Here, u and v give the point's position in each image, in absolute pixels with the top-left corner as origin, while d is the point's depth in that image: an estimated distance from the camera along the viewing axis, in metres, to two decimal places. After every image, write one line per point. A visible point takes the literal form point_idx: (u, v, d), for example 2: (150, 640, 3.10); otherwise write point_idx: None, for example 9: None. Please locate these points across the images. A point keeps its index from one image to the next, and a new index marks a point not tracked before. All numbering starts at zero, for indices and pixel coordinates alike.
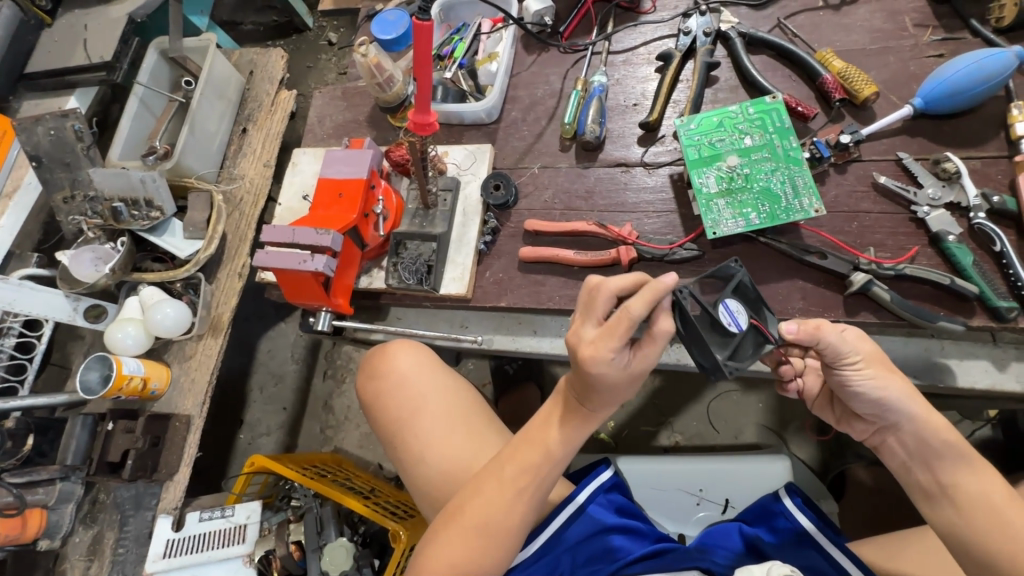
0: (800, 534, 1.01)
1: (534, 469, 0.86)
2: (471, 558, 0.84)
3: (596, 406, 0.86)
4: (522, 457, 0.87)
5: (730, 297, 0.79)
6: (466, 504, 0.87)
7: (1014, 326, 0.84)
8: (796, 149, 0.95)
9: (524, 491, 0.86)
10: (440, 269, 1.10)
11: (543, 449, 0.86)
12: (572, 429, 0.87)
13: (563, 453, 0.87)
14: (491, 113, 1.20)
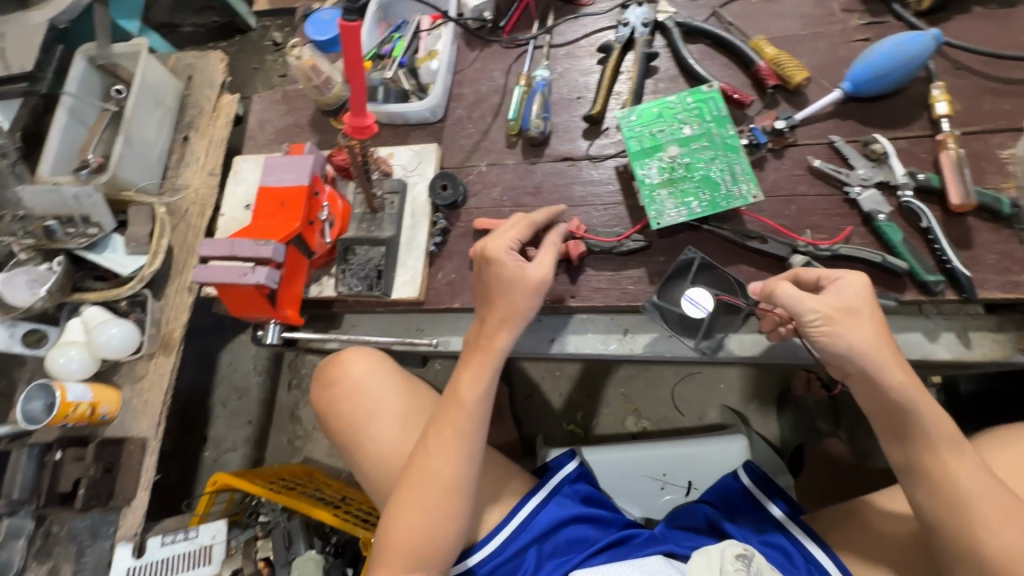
0: (757, 508, 1.04)
1: (464, 423, 0.91)
2: (427, 534, 0.87)
3: (500, 345, 0.92)
4: (449, 417, 0.92)
5: (690, 290, 0.91)
6: (412, 482, 0.89)
7: (942, 298, 0.88)
8: (733, 136, 0.96)
9: (460, 447, 0.89)
10: (390, 273, 1.08)
11: (460, 400, 0.92)
12: (483, 374, 0.92)
13: (483, 400, 0.92)
14: (435, 112, 1.18)
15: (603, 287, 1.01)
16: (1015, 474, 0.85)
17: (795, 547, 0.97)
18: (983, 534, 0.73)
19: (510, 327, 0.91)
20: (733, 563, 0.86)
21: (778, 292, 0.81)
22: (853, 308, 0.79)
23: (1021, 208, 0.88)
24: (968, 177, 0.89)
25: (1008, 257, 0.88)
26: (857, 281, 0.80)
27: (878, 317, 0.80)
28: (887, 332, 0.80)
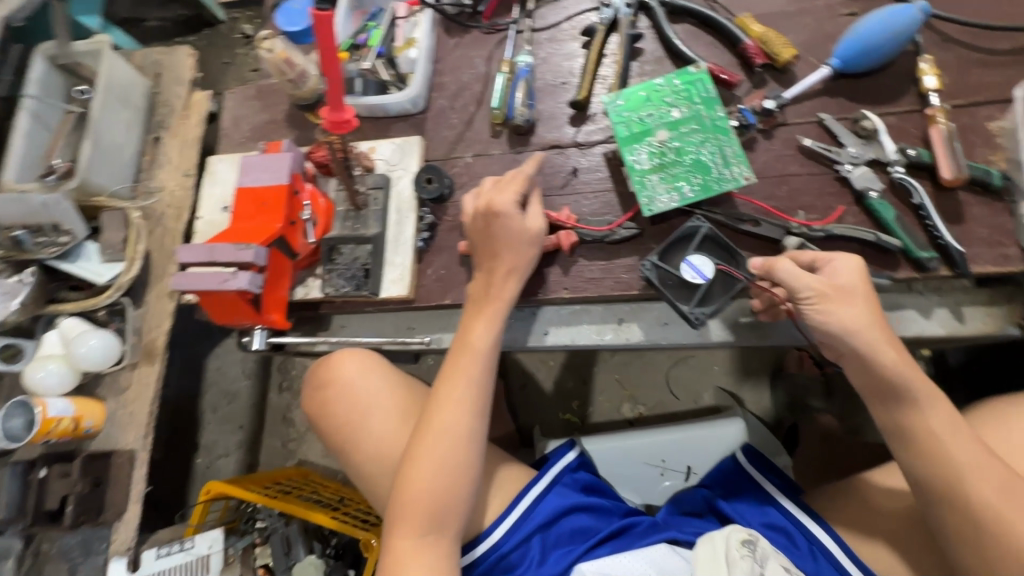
0: (756, 489, 1.04)
1: (471, 373, 0.90)
2: (439, 487, 0.85)
3: (505, 291, 0.92)
4: (456, 367, 0.91)
5: (692, 253, 0.91)
6: (423, 438, 0.87)
7: (936, 275, 0.88)
8: (723, 118, 0.94)
9: (469, 395, 0.89)
10: (378, 272, 1.05)
11: (469, 348, 0.91)
12: (489, 322, 0.91)
13: (491, 348, 0.91)
14: (417, 102, 1.15)
15: (596, 276, 0.99)
16: (1003, 446, 0.86)
17: (799, 530, 0.96)
18: (978, 502, 0.74)
19: (516, 276, 0.92)
20: (739, 550, 0.86)
21: (776, 271, 0.80)
22: (847, 288, 0.79)
23: (1011, 180, 0.88)
24: (958, 151, 0.88)
25: (999, 230, 0.88)
26: (853, 262, 0.80)
27: (871, 299, 0.79)
28: (878, 313, 0.79)
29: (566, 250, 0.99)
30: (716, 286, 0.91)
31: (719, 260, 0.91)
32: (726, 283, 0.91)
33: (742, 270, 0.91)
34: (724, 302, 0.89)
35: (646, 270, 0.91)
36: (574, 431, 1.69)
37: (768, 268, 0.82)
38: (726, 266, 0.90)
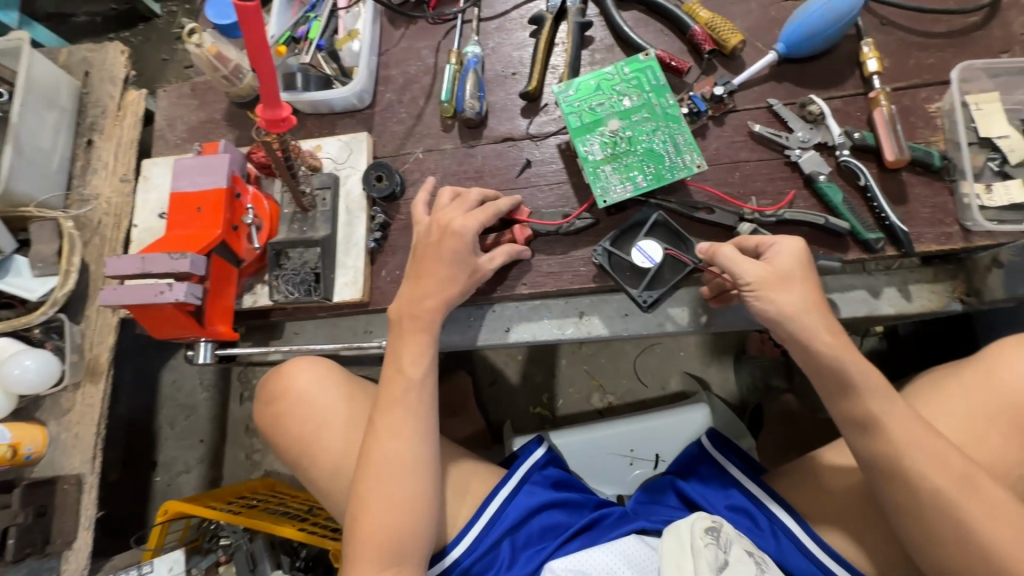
0: (718, 471, 1.05)
1: (406, 400, 0.88)
2: (392, 518, 0.83)
3: (431, 313, 0.89)
4: (392, 392, 0.88)
5: (642, 238, 0.91)
6: (369, 470, 0.85)
7: (883, 255, 0.90)
8: (673, 106, 0.93)
9: (410, 418, 0.87)
10: (329, 276, 1.01)
11: (401, 375, 0.88)
12: (421, 345, 0.89)
13: (423, 372, 0.89)
14: (363, 97, 1.10)
15: (555, 270, 0.98)
16: (946, 421, 0.85)
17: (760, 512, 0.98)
18: (925, 484, 0.75)
19: (441, 294, 0.89)
20: (703, 538, 0.88)
21: (719, 253, 0.82)
22: (789, 274, 0.79)
23: (949, 160, 0.90)
24: (900, 133, 0.90)
25: (940, 209, 0.90)
26: (797, 245, 0.81)
27: (812, 281, 0.81)
28: (822, 299, 0.80)
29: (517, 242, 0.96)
30: (665, 270, 0.91)
31: (667, 245, 0.91)
32: (675, 267, 0.91)
33: (691, 254, 0.91)
34: (672, 285, 0.89)
35: (597, 255, 0.91)
36: (546, 424, 1.69)
37: (712, 254, 0.83)
38: (675, 251, 0.90)
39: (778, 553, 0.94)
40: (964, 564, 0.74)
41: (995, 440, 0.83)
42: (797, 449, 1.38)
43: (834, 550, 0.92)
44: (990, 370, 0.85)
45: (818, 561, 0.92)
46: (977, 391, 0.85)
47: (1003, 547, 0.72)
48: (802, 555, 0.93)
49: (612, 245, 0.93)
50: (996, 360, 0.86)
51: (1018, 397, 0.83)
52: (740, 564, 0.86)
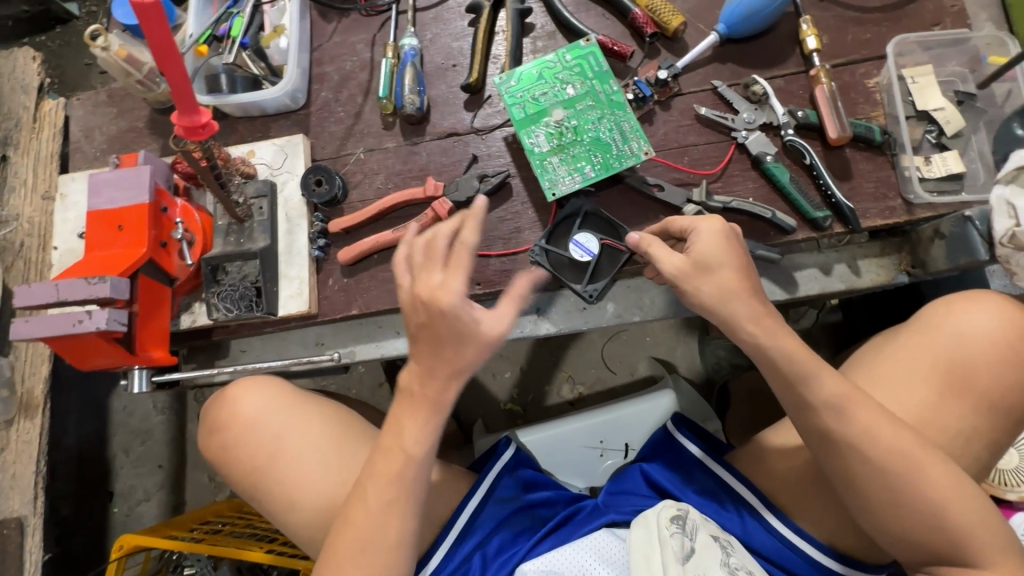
0: (680, 453, 1.05)
1: (397, 481, 0.77)
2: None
3: (442, 397, 0.76)
4: (380, 465, 0.78)
5: (576, 231, 0.90)
6: (339, 533, 0.77)
7: (831, 233, 0.90)
8: (617, 92, 0.91)
9: (397, 496, 0.77)
10: (271, 289, 0.95)
11: (400, 452, 0.77)
12: (419, 421, 0.77)
13: (420, 453, 0.77)
14: (296, 97, 1.04)
15: (509, 268, 0.95)
16: (882, 386, 0.85)
17: (728, 495, 0.98)
18: (865, 459, 0.75)
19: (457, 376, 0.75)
20: (669, 527, 0.89)
21: (651, 248, 0.82)
22: (706, 264, 0.79)
23: (891, 134, 0.91)
24: (841, 110, 0.90)
25: (884, 183, 0.91)
26: (715, 227, 0.80)
27: (739, 262, 0.80)
28: (749, 281, 0.79)
29: (444, 219, 0.95)
30: (604, 261, 0.91)
31: (602, 235, 0.91)
32: (613, 257, 0.91)
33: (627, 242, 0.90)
34: (612, 275, 0.89)
35: (535, 255, 0.90)
36: (517, 420, 1.68)
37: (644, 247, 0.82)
38: (610, 240, 0.90)
39: (743, 532, 0.95)
40: (913, 534, 0.75)
41: (936, 401, 0.83)
42: (762, 425, 1.40)
43: (796, 525, 0.93)
44: (927, 333, 0.85)
45: (783, 536, 0.93)
46: (914, 355, 0.85)
47: (938, 508, 0.74)
48: (767, 531, 0.94)
49: (549, 242, 0.92)
50: (932, 321, 0.86)
51: (958, 358, 0.83)
52: (706, 550, 0.87)
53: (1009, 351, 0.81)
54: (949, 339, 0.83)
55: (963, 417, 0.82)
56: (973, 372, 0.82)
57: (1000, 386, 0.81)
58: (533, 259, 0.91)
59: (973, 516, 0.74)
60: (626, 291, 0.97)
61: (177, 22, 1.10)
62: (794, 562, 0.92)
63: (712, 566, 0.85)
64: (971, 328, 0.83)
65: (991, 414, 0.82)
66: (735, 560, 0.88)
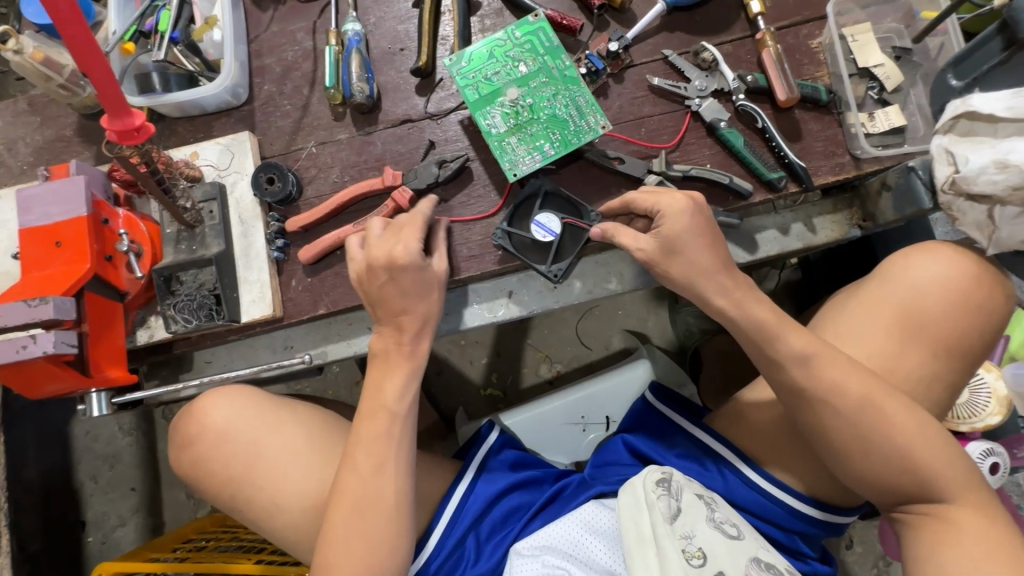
0: (650, 415, 1.10)
1: (380, 443, 0.80)
2: (357, 550, 0.76)
3: (419, 351, 0.84)
4: (364, 432, 0.81)
5: (537, 212, 0.89)
6: (334, 513, 0.78)
7: (787, 193, 0.92)
8: (570, 67, 0.90)
9: (392, 459, 0.79)
10: (231, 296, 0.91)
11: (383, 410, 0.81)
12: (398, 376, 0.82)
13: (399, 409, 0.82)
14: (238, 93, 1.00)
15: (476, 253, 0.94)
16: (849, 343, 0.89)
17: (708, 454, 1.01)
18: (833, 410, 0.79)
19: (427, 326, 0.84)
20: (655, 491, 0.91)
21: (616, 235, 0.85)
22: (674, 243, 0.82)
23: (836, 93, 0.93)
24: (788, 72, 0.91)
25: (832, 141, 0.93)
26: (679, 203, 0.81)
27: (705, 235, 0.83)
28: (719, 258, 0.83)
29: (405, 209, 0.93)
30: (567, 240, 0.91)
31: (563, 215, 0.90)
32: (575, 235, 0.91)
33: (588, 218, 0.90)
34: (575, 253, 0.89)
35: (498, 239, 0.90)
36: (499, 404, 1.69)
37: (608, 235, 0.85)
38: (572, 219, 0.90)
39: (726, 488, 0.98)
40: (887, 477, 0.79)
41: (901, 352, 0.87)
42: (734, 385, 1.45)
43: (773, 476, 0.96)
44: (891, 286, 0.89)
45: (761, 488, 0.97)
46: (878, 309, 0.89)
47: (910, 448, 0.78)
48: (746, 486, 0.98)
49: (510, 224, 0.91)
50: (895, 275, 0.89)
51: (918, 308, 0.87)
52: (693, 508, 0.91)
53: (960, 296, 0.86)
54: (907, 292, 0.87)
55: (925, 365, 0.87)
56: (933, 321, 0.86)
57: (957, 332, 0.86)
58: (496, 242, 0.91)
59: (941, 456, 0.78)
60: (595, 267, 0.97)
61: (97, 19, 1.03)
62: (774, 512, 0.96)
63: (699, 523, 0.89)
64: (929, 279, 0.87)
65: (951, 358, 0.87)
66: (720, 515, 0.92)
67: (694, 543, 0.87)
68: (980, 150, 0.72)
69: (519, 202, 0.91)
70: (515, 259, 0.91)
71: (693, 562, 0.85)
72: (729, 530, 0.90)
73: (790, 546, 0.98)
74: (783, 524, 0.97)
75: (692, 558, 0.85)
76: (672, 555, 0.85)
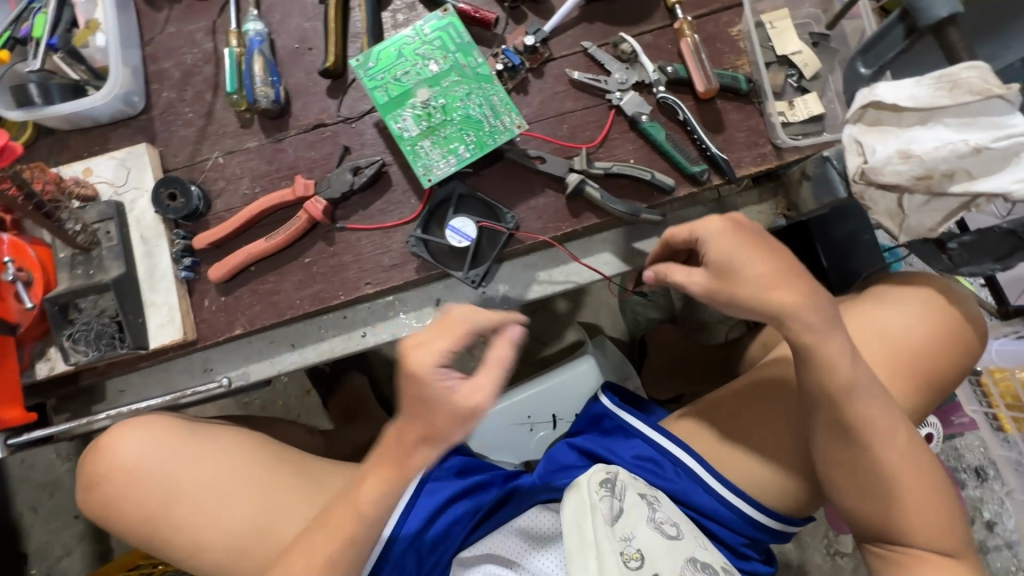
0: (624, 429, 1.03)
1: (347, 537, 0.73)
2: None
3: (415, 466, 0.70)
4: (336, 520, 0.74)
5: (451, 217, 0.88)
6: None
7: (710, 186, 0.91)
8: (483, 64, 0.87)
9: (354, 551, 0.74)
10: (136, 322, 0.86)
11: (356, 509, 0.73)
12: (377, 487, 0.72)
13: (383, 514, 0.74)
14: (132, 101, 0.93)
15: (397, 262, 0.90)
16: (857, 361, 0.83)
17: (667, 459, 0.98)
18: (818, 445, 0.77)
19: (439, 446, 0.68)
20: (598, 492, 0.92)
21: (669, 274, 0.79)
22: (727, 266, 0.75)
23: (756, 82, 0.92)
24: (705, 62, 0.90)
25: (754, 131, 0.92)
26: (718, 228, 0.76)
27: (752, 245, 0.75)
28: (777, 268, 0.74)
29: (319, 220, 0.89)
30: (484, 244, 0.91)
31: (478, 218, 0.90)
32: (493, 238, 0.90)
33: (504, 222, 0.90)
34: (492, 258, 0.89)
35: (413, 247, 0.89)
36: None
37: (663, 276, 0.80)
38: (487, 223, 0.89)
39: (681, 490, 0.96)
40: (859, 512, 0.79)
41: (901, 382, 0.82)
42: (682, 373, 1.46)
43: (731, 483, 0.94)
44: (867, 310, 0.85)
45: (718, 494, 0.94)
46: (859, 329, 0.84)
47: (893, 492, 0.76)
48: (703, 489, 0.95)
49: (425, 230, 0.90)
50: (869, 299, 0.86)
51: (921, 342, 0.82)
52: (635, 509, 0.91)
53: (952, 331, 0.83)
54: (910, 321, 0.83)
55: (910, 387, 0.83)
56: (914, 346, 0.82)
57: (937, 365, 0.83)
58: (412, 251, 0.89)
59: (930, 490, 0.77)
60: (523, 269, 0.96)
61: None
62: (728, 517, 0.95)
63: (638, 525, 0.89)
64: (903, 304, 0.84)
65: (929, 380, 0.85)
66: (661, 515, 0.91)
67: (633, 544, 0.88)
68: (886, 140, 0.72)
69: (432, 207, 0.89)
70: (434, 267, 0.90)
71: (630, 564, 0.86)
72: (669, 530, 0.89)
73: (737, 550, 0.97)
74: (735, 528, 0.95)
75: (630, 560, 0.86)
76: (611, 558, 0.86)
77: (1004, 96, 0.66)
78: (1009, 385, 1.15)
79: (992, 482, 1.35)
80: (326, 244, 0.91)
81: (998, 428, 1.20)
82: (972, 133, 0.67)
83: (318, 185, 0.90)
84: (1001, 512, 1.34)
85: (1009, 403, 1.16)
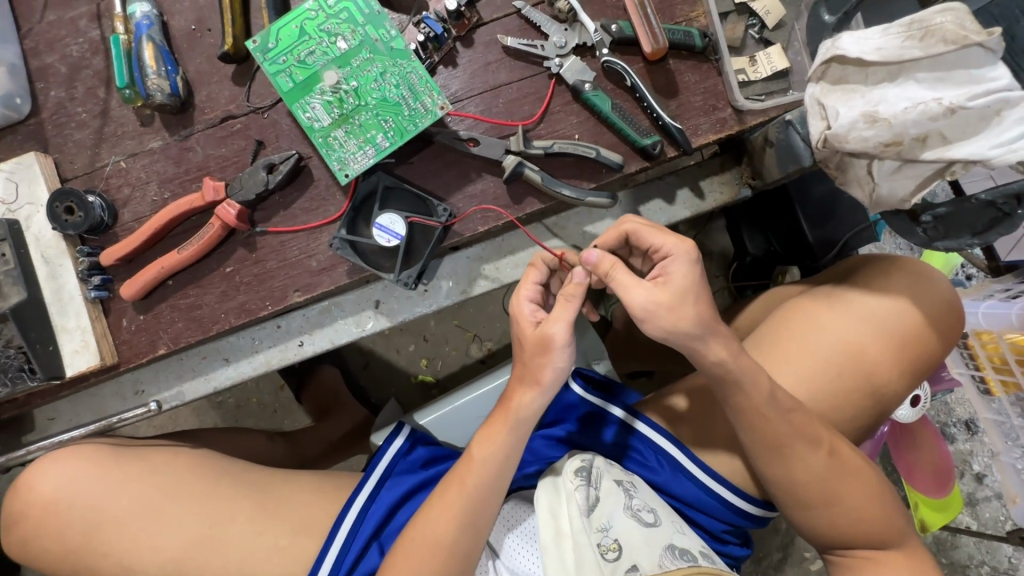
0: (603, 418, 0.91)
1: (461, 505, 0.76)
2: (459, 544, 0.76)
3: (523, 408, 0.76)
4: (450, 489, 0.77)
5: (377, 214, 0.80)
6: None
7: (664, 159, 0.82)
8: (397, 37, 0.77)
9: (455, 528, 0.76)
10: (46, 349, 0.79)
11: (471, 472, 0.77)
12: (500, 437, 0.77)
13: (501, 467, 0.77)
14: (16, 104, 0.83)
15: (327, 266, 0.83)
16: (824, 353, 0.82)
17: (650, 451, 0.88)
18: (799, 453, 0.75)
19: (537, 386, 0.75)
20: (574, 480, 0.80)
21: (615, 271, 0.70)
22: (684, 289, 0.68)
23: (712, 36, 0.81)
24: (652, 17, 0.79)
25: (712, 93, 0.82)
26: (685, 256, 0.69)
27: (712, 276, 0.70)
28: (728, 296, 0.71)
29: (235, 226, 0.80)
30: (418, 238, 0.83)
31: (409, 212, 0.81)
32: (427, 233, 0.83)
33: (436, 214, 0.81)
34: (426, 256, 0.82)
35: (337, 249, 0.79)
36: (433, 391, 1.49)
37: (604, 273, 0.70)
38: (418, 217, 0.81)
39: (664, 484, 0.86)
40: (835, 524, 0.78)
41: (874, 371, 0.81)
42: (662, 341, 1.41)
43: (711, 469, 0.85)
44: (845, 308, 0.83)
45: (697, 479, 0.85)
46: (835, 331, 0.82)
47: (856, 502, 0.78)
48: (690, 480, 0.85)
49: (351, 230, 0.81)
50: (847, 299, 0.84)
51: (889, 332, 0.81)
52: (611, 496, 0.80)
53: (923, 320, 0.82)
54: (877, 312, 0.82)
55: (880, 394, 0.83)
56: (888, 353, 0.81)
57: (913, 354, 0.82)
58: (337, 252, 0.80)
59: (880, 512, 0.79)
60: (469, 262, 0.89)
61: None
62: (708, 503, 0.86)
63: (615, 513, 0.79)
64: (880, 308, 0.82)
65: (912, 383, 0.85)
66: (638, 501, 0.81)
67: (610, 534, 0.77)
68: (851, 101, 0.62)
69: (354, 200, 0.80)
70: (365, 268, 0.82)
71: (608, 556, 0.76)
72: (646, 517, 0.79)
73: (718, 539, 0.88)
74: (714, 514, 0.87)
75: (607, 552, 0.76)
76: (587, 553, 0.76)
77: (983, 43, 0.57)
78: (996, 348, 1.08)
79: (982, 436, 1.32)
80: (246, 250, 0.83)
81: (985, 390, 1.14)
82: (945, 90, 0.59)
83: (229, 186, 0.81)
84: (990, 465, 1.30)
85: (996, 366, 1.09)
